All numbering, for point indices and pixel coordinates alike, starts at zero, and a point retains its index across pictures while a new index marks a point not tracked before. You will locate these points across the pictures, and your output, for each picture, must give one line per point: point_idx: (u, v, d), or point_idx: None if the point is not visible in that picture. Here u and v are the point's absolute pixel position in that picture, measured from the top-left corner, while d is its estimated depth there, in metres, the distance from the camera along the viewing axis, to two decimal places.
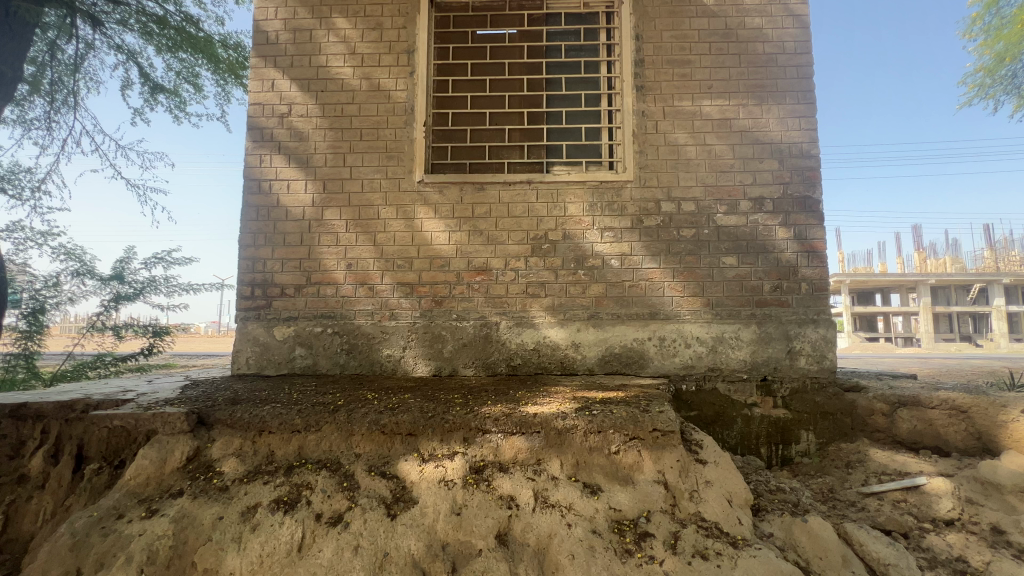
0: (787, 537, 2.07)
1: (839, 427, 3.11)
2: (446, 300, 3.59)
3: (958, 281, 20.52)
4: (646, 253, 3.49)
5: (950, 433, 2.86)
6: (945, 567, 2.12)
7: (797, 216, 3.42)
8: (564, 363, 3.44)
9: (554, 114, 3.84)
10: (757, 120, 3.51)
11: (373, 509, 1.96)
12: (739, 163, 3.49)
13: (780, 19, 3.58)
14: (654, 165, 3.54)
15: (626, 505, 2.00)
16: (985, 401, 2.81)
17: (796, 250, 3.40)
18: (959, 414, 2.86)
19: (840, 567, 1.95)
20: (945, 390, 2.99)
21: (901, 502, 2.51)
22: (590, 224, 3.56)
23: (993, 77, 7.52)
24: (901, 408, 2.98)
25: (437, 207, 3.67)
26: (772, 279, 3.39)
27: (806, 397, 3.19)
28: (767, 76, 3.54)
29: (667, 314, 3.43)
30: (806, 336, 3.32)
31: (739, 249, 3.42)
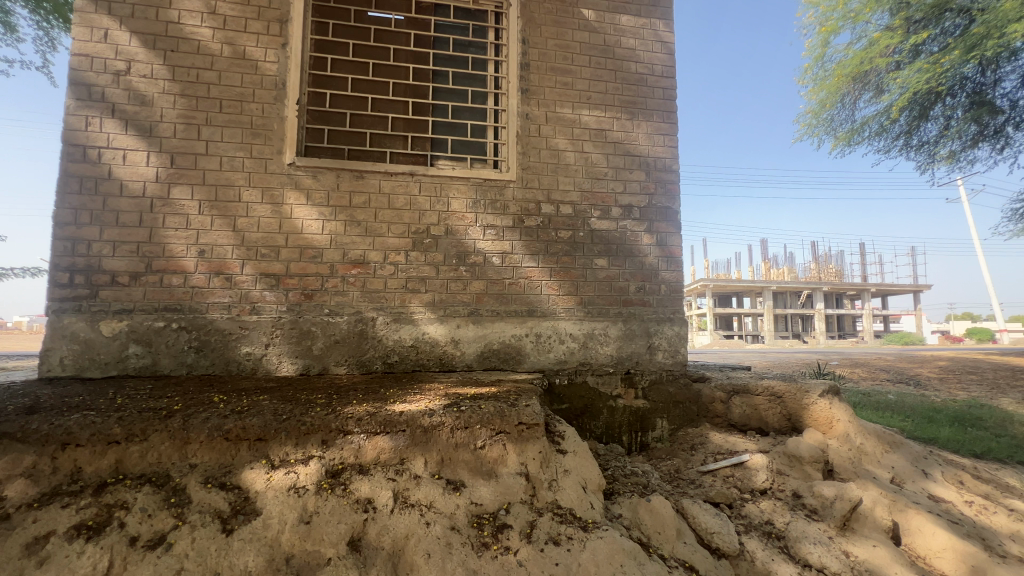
0: (633, 517, 2.26)
1: (687, 414, 3.52)
2: (317, 294, 3.35)
3: (792, 288, 24.44)
4: (526, 253, 3.59)
5: (769, 415, 3.37)
6: (756, 530, 2.48)
7: (659, 224, 3.77)
8: (443, 359, 3.41)
9: (440, 107, 3.79)
10: (628, 134, 3.80)
11: (205, 526, 1.74)
12: (612, 172, 3.75)
13: (650, 43, 3.91)
14: (536, 167, 3.66)
15: (487, 499, 2.03)
16: (795, 388, 3.36)
17: (657, 255, 3.74)
18: (777, 399, 3.38)
19: (673, 539, 2.19)
20: (768, 380, 3.52)
21: (729, 477, 2.89)
22: (473, 220, 3.57)
23: (818, 119, 9.02)
24: (735, 396, 3.47)
25: (309, 193, 3.41)
26: (636, 281, 3.69)
27: (661, 388, 3.56)
28: (639, 94, 3.86)
29: (544, 312, 3.56)
30: (663, 333, 3.67)
31: (610, 252, 3.68)
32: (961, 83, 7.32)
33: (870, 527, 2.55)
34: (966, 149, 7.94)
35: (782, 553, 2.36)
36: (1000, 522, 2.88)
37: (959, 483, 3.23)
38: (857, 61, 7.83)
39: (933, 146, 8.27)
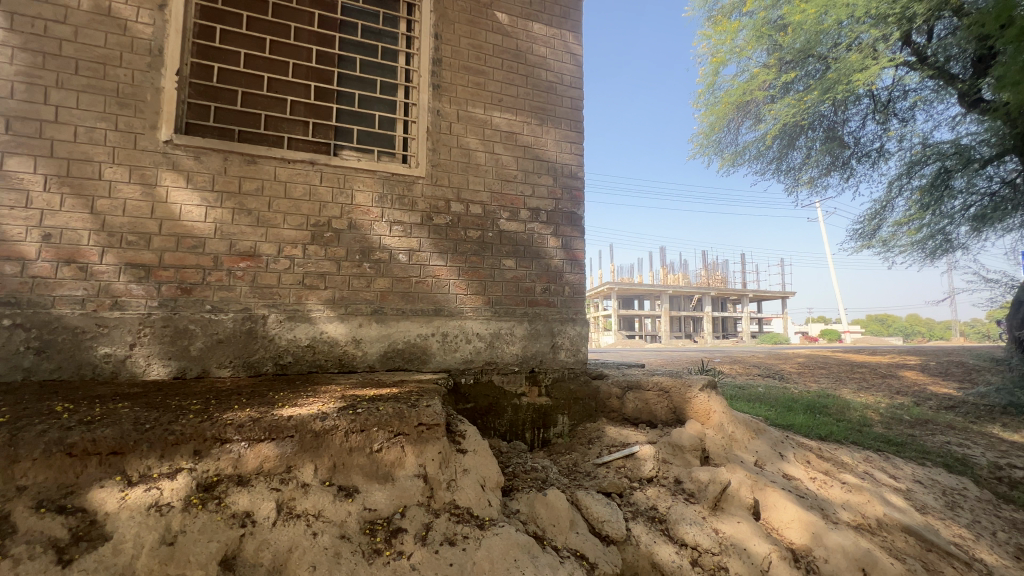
0: (529, 512, 2.33)
1: (586, 409, 3.71)
2: (197, 288, 3.01)
3: (685, 293, 26.81)
4: (434, 251, 3.53)
5: (658, 409, 3.67)
6: (642, 515, 2.68)
7: (564, 228, 3.92)
8: (342, 360, 3.25)
9: (345, 95, 3.60)
10: (537, 139, 3.91)
11: (34, 559, 1.46)
12: (521, 175, 3.83)
13: (560, 53, 4.06)
14: (446, 165, 3.62)
15: (382, 504, 1.97)
16: (680, 383, 3.69)
17: (562, 258, 3.88)
18: (664, 393, 3.69)
19: (567, 530, 2.29)
20: (658, 376, 3.83)
21: (621, 467, 3.09)
22: (379, 215, 3.44)
23: (708, 140, 10.03)
24: (629, 391, 3.73)
25: (190, 175, 3.05)
26: (542, 282, 3.80)
27: (563, 386, 3.71)
28: (549, 102, 3.98)
29: (451, 311, 3.53)
30: (566, 332, 3.82)
31: (517, 253, 3.75)
32: (819, 120, 8.56)
33: (736, 505, 2.87)
34: (822, 176, 9.32)
35: (663, 535, 2.57)
36: (835, 494, 3.40)
37: (806, 462, 3.76)
38: (740, 91, 8.91)
39: (797, 172, 9.56)
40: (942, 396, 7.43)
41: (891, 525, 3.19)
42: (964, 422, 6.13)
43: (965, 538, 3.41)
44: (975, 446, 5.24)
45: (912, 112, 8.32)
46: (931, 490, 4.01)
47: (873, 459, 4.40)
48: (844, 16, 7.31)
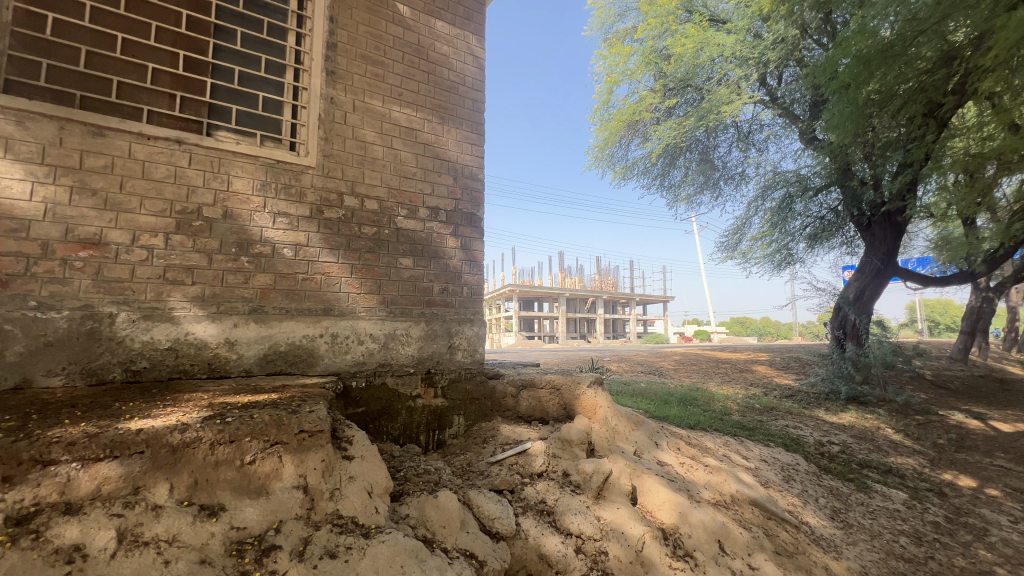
0: (419, 516, 2.29)
1: (481, 409, 3.76)
2: (17, 281, 2.48)
3: (580, 296, 28.43)
4: (324, 247, 3.32)
5: (550, 406, 3.84)
6: (532, 510, 2.77)
7: (463, 229, 3.92)
8: (212, 364, 2.90)
9: (222, 70, 3.23)
10: (438, 137, 3.87)
11: None
12: (420, 173, 3.75)
13: (463, 54, 4.07)
14: (339, 156, 3.42)
15: (253, 521, 1.79)
16: (571, 381, 3.89)
17: (461, 258, 3.88)
18: (556, 391, 3.87)
19: (457, 531, 2.28)
20: (551, 374, 4.00)
21: (513, 464, 3.18)
22: (261, 205, 3.14)
23: (602, 153, 10.76)
24: (523, 390, 3.84)
25: (11, 144, 2.52)
26: (440, 282, 3.76)
27: (459, 386, 3.71)
28: (450, 101, 3.96)
29: (342, 310, 3.34)
30: (464, 333, 3.82)
31: (415, 252, 3.67)
32: (694, 143, 9.63)
33: (616, 493, 3.09)
34: (697, 194, 10.50)
35: (550, 526, 2.68)
36: (699, 475, 3.82)
37: (677, 449, 4.18)
38: (631, 111, 9.65)
39: (676, 189, 10.67)
40: (783, 386, 8.76)
41: (742, 499, 3.67)
42: (799, 408, 7.29)
43: (795, 506, 4.05)
44: (805, 428, 6.26)
45: (766, 143, 9.71)
46: (773, 467, 4.70)
47: (730, 443, 5.04)
48: (715, 54, 8.29)
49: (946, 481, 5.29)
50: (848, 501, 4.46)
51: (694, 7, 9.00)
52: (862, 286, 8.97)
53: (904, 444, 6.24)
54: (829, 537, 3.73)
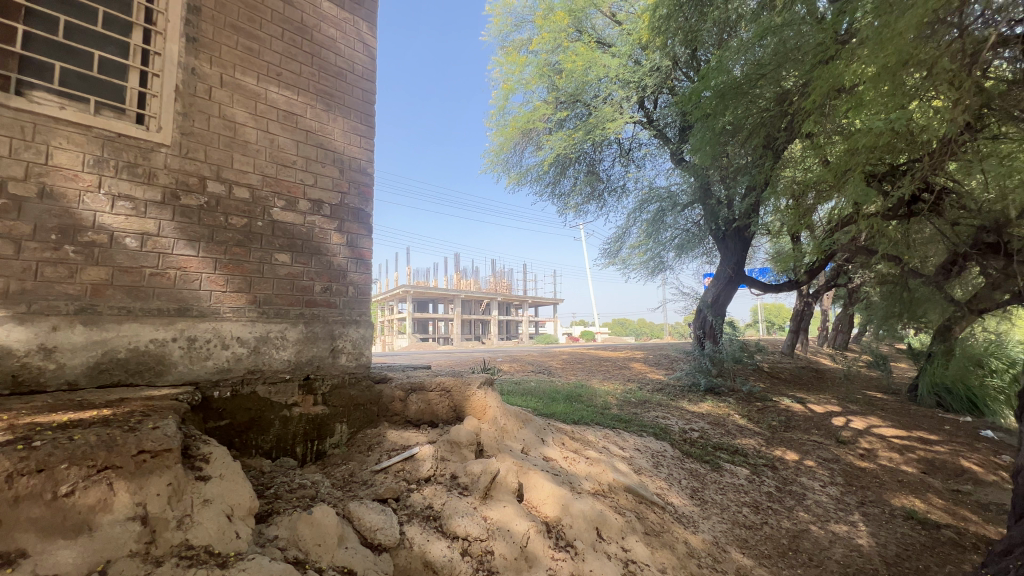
0: (291, 536, 2.09)
1: (367, 415, 3.58)
2: None
3: (476, 298, 28.72)
4: (180, 237, 2.89)
5: (439, 408, 3.79)
6: (417, 517, 2.69)
7: (350, 225, 3.70)
8: (19, 377, 2.36)
9: (43, 19, 2.66)
10: (323, 125, 3.60)
11: None
12: (301, 162, 3.46)
13: (352, 40, 3.85)
14: (202, 135, 3.01)
15: (68, 566, 1.46)
16: (461, 382, 3.87)
17: (347, 256, 3.65)
18: (446, 393, 3.82)
19: (334, 548, 2.12)
20: (441, 377, 3.94)
21: (400, 471, 3.06)
22: (94, 185, 2.63)
23: (498, 157, 10.98)
24: (412, 394, 3.74)
25: None
26: (322, 281, 3.49)
27: (342, 392, 3.49)
28: (337, 88, 3.72)
29: (203, 311, 2.94)
30: (348, 335, 3.60)
31: (293, 247, 3.36)
32: (582, 156, 10.25)
33: (503, 491, 3.14)
34: (584, 203, 11.22)
35: (436, 531, 2.63)
36: (581, 467, 4.05)
37: (561, 444, 4.38)
38: (526, 119, 9.96)
39: (566, 197, 11.27)
40: (655, 380, 9.70)
41: (617, 487, 3.97)
42: (667, 399, 8.12)
43: (663, 488, 4.49)
44: (672, 417, 6.99)
45: (644, 161, 10.69)
46: (645, 455, 5.16)
47: (609, 435, 5.43)
48: (602, 75, 8.88)
49: (777, 456, 6.28)
50: (704, 480, 5.07)
51: (584, 27, 9.58)
52: (717, 291, 10.29)
53: (747, 426, 7.29)
54: (689, 513, 4.20)
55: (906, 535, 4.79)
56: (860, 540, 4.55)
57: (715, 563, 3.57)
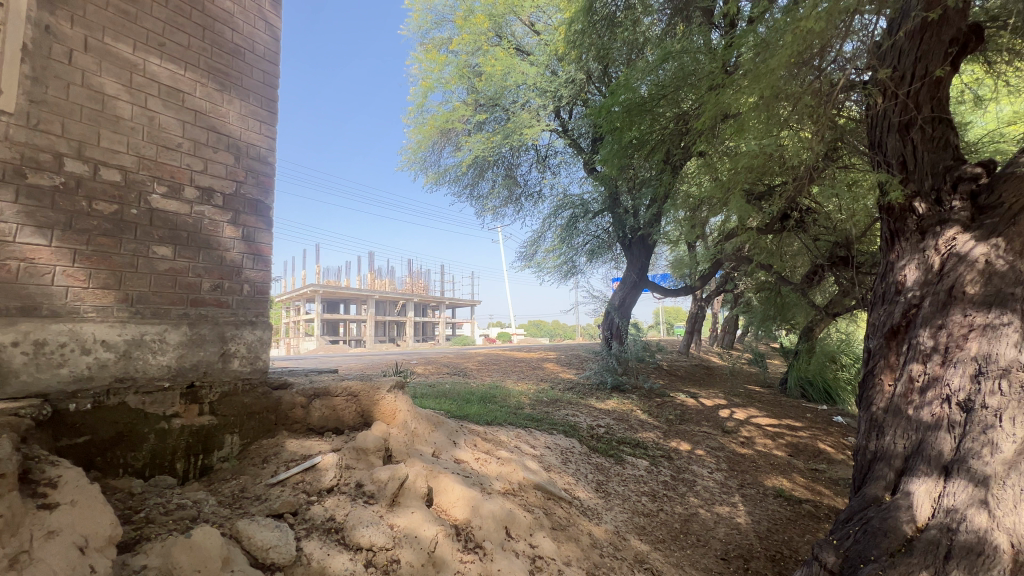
0: (164, 564, 1.86)
1: (263, 424, 3.30)
2: None
3: (391, 298, 27.87)
4: (26, 223, 2.44)
5: (345, 414, 3.60)
6: (317, 530, 2.53)
7: (246, 217, 3.39)
8: None
9: None
10: (215, 106, 3.26)
11: None
12: (188, 145, 3.10)
13: (252, 17, 3.54)
14: (59, 105, 2.57)
15: None
16: (370, 387, 3.71)
17: (242, 251, 3.34)
18: (353, 397, 3.64)
19: (218, 573, 1.93)
20: (348, 381, 3.75)
21: (299, 482, 2.86)
22: None
23: (415, 155, 10.77)
24: (315, 400, 3.51)
25: None
26: (212, 278, 3.15)
27: (234, 400, 3.18)
28: (232, 67, 3.39)
29: (56, 311, 2.51)
30: (242, 337, 3.29)
31: (177, 239, 3.00)
32: (500, 159, 10.39)
33: (411, 497, 3.06)
34: (502, 207, 11.39)
35: (338, 545, 2.49)
36: (491, 468, 4.08)
37: (473, 445, 4.38)
38: (445, 119, 9.86)
39: (484, 200, 11.35)
40: (566, 380, 10.08)
41: (527, 485, 4.06)
42: (577, 398, 8.48)
43: (570, 484, 4.67)
44: (581, 415, 7.31)
45: (559, 168, 11.08)
46: (554, 452, 5.34)
47: (521, 434, 5.54)
48: (520, 81, 9.06)
49: (673, 447, 6.83)
50: (609, 473, 5.36)
51: (503, 33, 9.72)
52: (624, 295, 10.94)
53: (648, 421, 7.84)
54: (594, 506, 4.41)
55: (774, 511, 5.46)
56: (739, 519, 5.09)
57: (616, 551, 3.78)
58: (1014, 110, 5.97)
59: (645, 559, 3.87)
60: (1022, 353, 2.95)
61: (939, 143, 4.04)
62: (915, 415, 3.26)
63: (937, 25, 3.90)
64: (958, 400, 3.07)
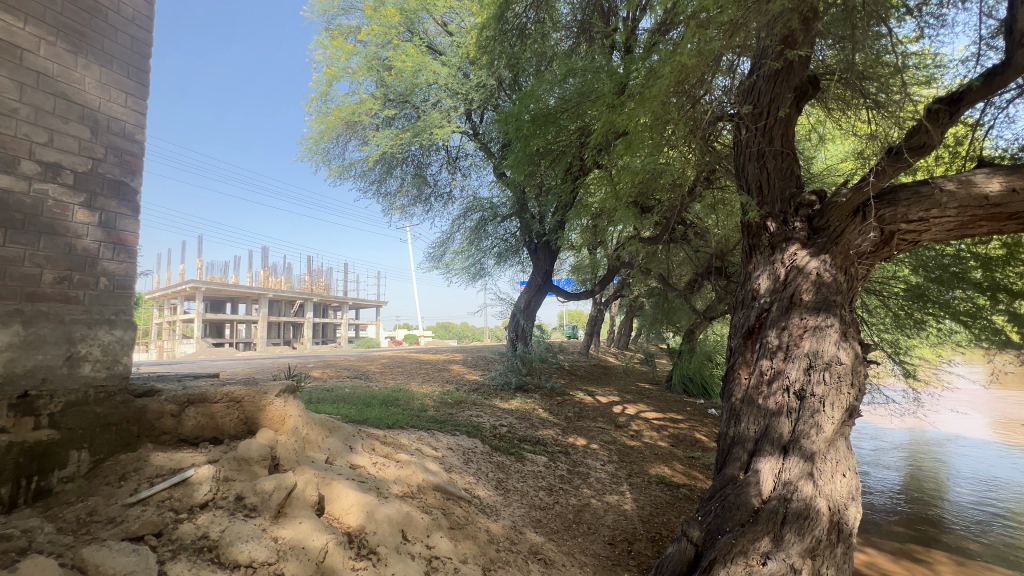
0: None
1: (121, 437, 2.89)
2: None
3: (287, 297, 25.96)
4: None
5: (226, 422, 3.27)
6: (186, 551, 2.29)
7: (105, 200, 2.97)
8: None
9: None
10: (66, 71, 2.81)
11: None
12: (26, 112, 2.63)
13: None
14: None
15: None
16: (255, 391, 3.41)
17: (98, 239, 2.91)
18: (235, 404, 3.32)
19: None
20: (230, 385, 3.42)
21: (165, 500, 2.55)
22: None
23: (317, 147, 10.17)
24: (188, 407, 3.15)
25: None
26: (57, 269, 2.71)
27: (83, 411, 2.75)
28: (90, 27, 2.94)
29: None
30: (96, 339, 2.86)
31: (8, 223, 2.53)
32: (409, 158, 10.21)
33: (299, 507, 2.88)
34: (410, 205, 11.18)
35: (210, 564, 2.27)
36: (390, 472, 3.98)
37: (371, 450, 4.23)
38: (351, 111, 9.43)
39: (392, 198, 11.04)
40: (471, 381, 10.14)
41: (426, 487, 4.02)
42: (481, 398, 8.58)
43: (470, 483, 4.71)
44: (485, 415, 7.41)
45: (469, 171, 11.14)
46: (456, 453, 5.35)
47: (423, 436, 5.47)
48: (431, 80, 8.96)
49: (570, 442, 7.20)
50: (509, 470, 5.50)
51: (415, 30, 9.59)
52: (529, 298, 11.09)
53: (548, 418, 8.17)
54: (493, 503, 4.51)
55: (656, 496, 6.00)
56: (626, 506, 5.52)
57: (511, 545, 3.90)
58: (845, 150, 7.21)
59: (539, 550, 4.04)
60: (839, 350, 3.65)
61: (786, 172, 4.76)
62: (763, 404, 3.80)
63: (786, 72, 4.70)
64: (795, 389, 3.64)
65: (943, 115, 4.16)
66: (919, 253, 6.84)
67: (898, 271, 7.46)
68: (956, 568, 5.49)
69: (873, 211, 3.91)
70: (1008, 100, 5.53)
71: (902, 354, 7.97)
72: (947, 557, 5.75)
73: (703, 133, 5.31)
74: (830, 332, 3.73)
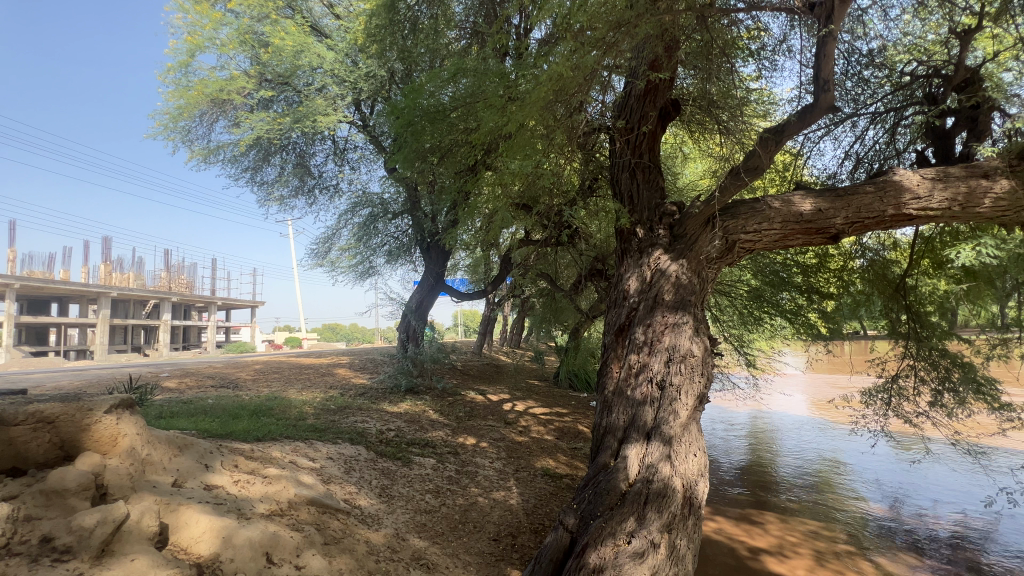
0: None
1: None
2: None
3: (138, 297, 22.28)
4: None
5: (31, 449, 2.65)
6: None
7: None
8: None
9: None
10: None
11: None
12: None
13: None
14: None
15: None
16: (75, 407, 2.82)
17: None
18: (45, 425, 2.71)
19: None
20: (40, 401, 2.78)
21: None
22: None
23: (176, 124, 8.87)
24: None
25: None
26: None
27: None
28: None
29: None
30: None
31: None
32: (290, 145, 9.39)
33: (132, 542, 2.46)
34: (290, 196, 10.29)
35: None
36: (255, 489, 3.59)
37: (233, 467, 3.77)
38: (218, 87, 8.38)
39: (268, 187, 10.05)
40: (358, 385, 9.61)
41: (299, 502, 3.70)
42: (368, 403, 8.15)
43: (351, 493, 4.46)
44: (371, 420, 7.05)
45: (358, 164, 10.58)
46: (337, 462, 5.02)
47: (299, 447, 5.04)
48: (315, 63, 8.30)
49: (459, 442, 7.16)
50: (394, 476, 5.30)
51: (297, 7, 8.85)
52: (421, 298, 10.83)
53: (438, 419, 8.05)
54: (375, 512, 4.30)
55: (541, 488, 6.25)
56: (512, 500, 5.65)
57: (392, 554, 3.75)
58: (703, 168, 8.20)
59: (422, 555, 3.95)
60: (692, 344, 4.12)
61: (652, 184, 5.27)
62: (631, 394, 4.14)
63: (653, 93, 5.20)
64: (657, 380, 4.02)
65: (771, 142, 4.93)
66: (758, 259, 8.09)
67: (742, 275, 8.73)
68: (781, 525, 6.54)
69: (719, 222, 4.51)
70: (819, 136, 6.77)
71: (745, 347, 9.28)
72: (775, 517, 6.83)
73: (580, 140, 5.70)
74: (685, 328, 4.20)
